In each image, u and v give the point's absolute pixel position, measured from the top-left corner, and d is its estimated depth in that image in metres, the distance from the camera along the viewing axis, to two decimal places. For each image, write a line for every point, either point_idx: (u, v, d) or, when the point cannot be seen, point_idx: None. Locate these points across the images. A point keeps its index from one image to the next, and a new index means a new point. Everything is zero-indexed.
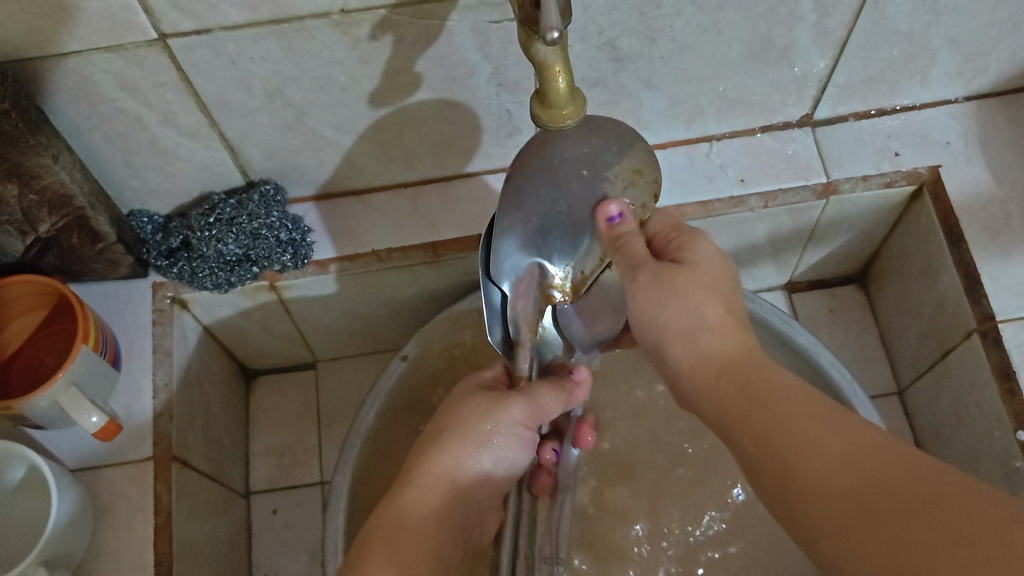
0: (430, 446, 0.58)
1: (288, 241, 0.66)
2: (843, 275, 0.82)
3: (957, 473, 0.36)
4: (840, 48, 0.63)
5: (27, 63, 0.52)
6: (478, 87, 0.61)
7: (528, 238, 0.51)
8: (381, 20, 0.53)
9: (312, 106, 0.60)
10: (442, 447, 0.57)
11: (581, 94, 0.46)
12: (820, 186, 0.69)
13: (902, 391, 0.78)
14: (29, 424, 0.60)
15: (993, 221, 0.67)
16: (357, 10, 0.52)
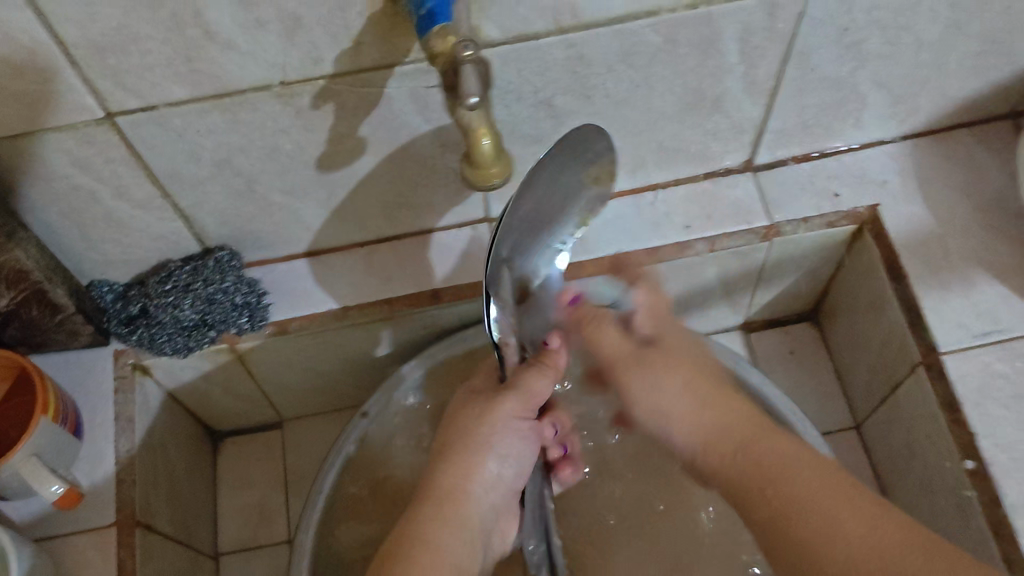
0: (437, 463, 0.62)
1: (244, 304, 0.68)
2: (797, 313, 0.84)
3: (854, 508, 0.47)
4: (770, 97, 0.66)
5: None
6: (422, 150, 0.63)
7: (519, 236, 0.57)
8: (320, 89, 0.55)
9: (262, 175, 0.62)
10: (448, 463, 0.61)
11: (507, 156, 0.48)
12: (764, 229, 0.71)
13: (857, 425, 0.79)
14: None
15: (932, 256, 0.69)
16: (296, 81, 0.55)
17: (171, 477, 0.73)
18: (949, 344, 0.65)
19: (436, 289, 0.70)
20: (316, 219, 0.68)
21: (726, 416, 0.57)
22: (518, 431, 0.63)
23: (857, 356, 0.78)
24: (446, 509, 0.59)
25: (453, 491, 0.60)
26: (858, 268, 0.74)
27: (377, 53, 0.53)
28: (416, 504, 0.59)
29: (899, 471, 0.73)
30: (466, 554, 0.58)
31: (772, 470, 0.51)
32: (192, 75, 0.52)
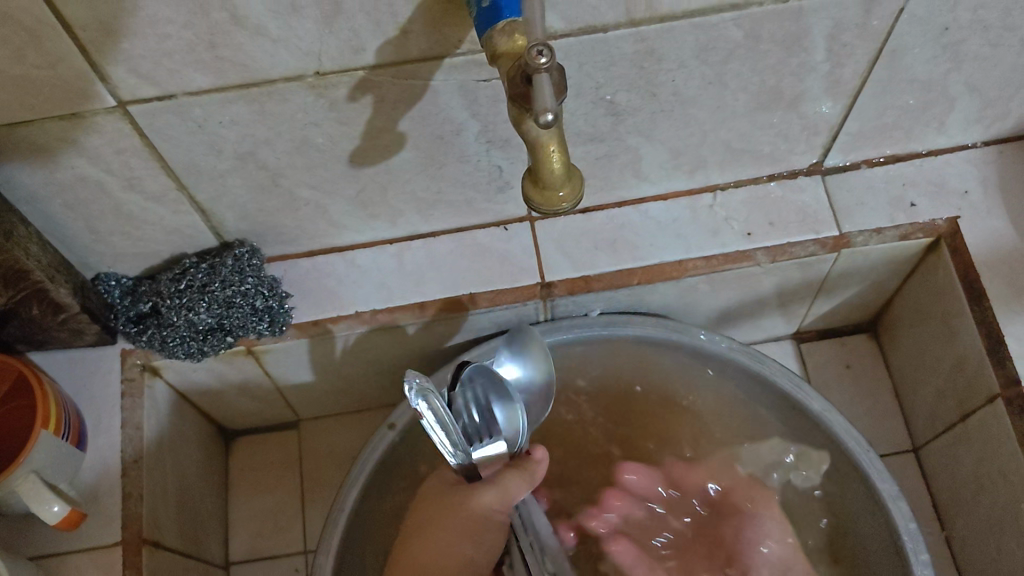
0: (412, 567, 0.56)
1: (265, 308, 0.61)
2: (871, 80, 0.58)
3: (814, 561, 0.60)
4: (631, 22, 0.49)
5: None
6: (807, 95, 0.58)
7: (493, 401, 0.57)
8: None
9: (728, 125, 0.60)
10: None
11: (577, 175, 0.42)
12: (610, 201, 0.67)
13: (937, 504, 0.71)
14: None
15: (726, 147, 0.63)
16: (18, 152, 0.50)
17: (82, 498, 0.60)
18: (696, 252, 0.65)
19: (472, 293, 0.65)
20: (371, 229, 0.65)
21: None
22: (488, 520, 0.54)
23: (971, 535, 0.67)
24: None
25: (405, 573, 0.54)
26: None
27: (45, 63, 0.44)
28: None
29: (889, 108, 0.61)
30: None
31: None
32: (216, 61, 0.46)
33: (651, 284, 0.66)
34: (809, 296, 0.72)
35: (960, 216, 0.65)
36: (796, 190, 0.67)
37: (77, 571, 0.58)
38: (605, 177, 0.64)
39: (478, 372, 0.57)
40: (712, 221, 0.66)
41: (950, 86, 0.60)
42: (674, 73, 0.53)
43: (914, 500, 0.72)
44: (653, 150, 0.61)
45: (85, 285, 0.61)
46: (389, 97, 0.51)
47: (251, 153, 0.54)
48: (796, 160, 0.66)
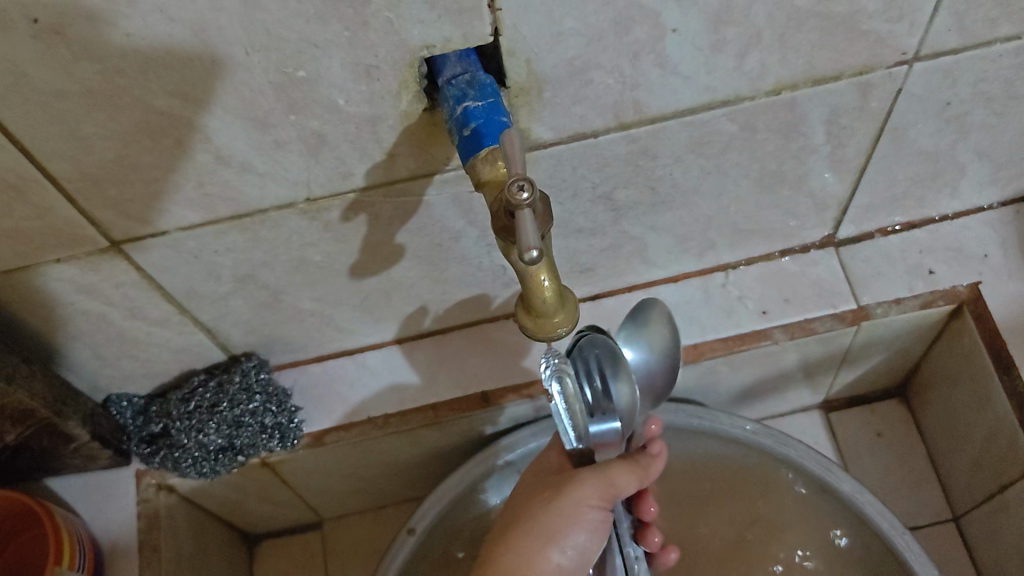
0: (497, 547, 0.53)
1: (274, 425, 0.61)
2: (876, 156, 0.56)
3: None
4: (622, 126, 0.48)
5: None
6: (811, 175, 0.57)
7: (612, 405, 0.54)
8: (861, 81, 0.49)
9: (732, 208, 0.59)
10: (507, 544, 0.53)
11: (572, 298, 0.41)
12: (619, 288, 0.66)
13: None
14: None
15: (733, 228, 0.61)
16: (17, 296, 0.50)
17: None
18: (711, 335, 0.64)
19: (485, 392, 0.64)
20: (379, 332, 0.64)
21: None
22: (593, 518, 0.53)
23: None
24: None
25: (516, 565, 0.51)
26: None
27: (35, 214, 0.44)
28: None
29: (898, 179, 0.60)
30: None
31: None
32: (206, 198, 0.46)
33: None
34: (833, 369, 0.70)
35: (980, 281, 0.63)
36: (809, 264, 0.65)
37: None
38: (612, 265, 0.63)
39: (592, 340, 0.50)
40: (726, 300, 0.65)
41: (959, 154, 0.58)
42: (671, 166, 0.52)
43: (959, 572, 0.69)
44: (658, 237, 0.60)
45: (97, 410, 0.60)
46: (383, 214, 0.51)
47: (250, 275, 0.54)
48: (806, 234, 0.64)
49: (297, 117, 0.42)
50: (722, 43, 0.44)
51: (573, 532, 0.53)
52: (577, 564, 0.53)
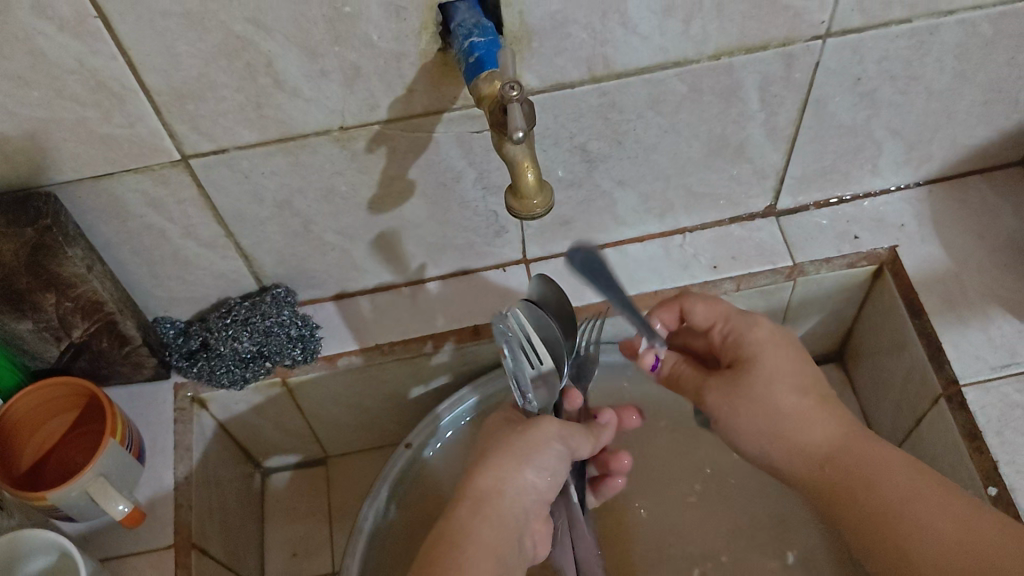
0: (479, 464, 0.59)
1: (298, 336, 0.72)
2: (805, 127, 0.69)
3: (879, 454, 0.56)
4: (594, 80, 0.61)
5: (35, 361, 0.68)
6: (750, 142, 0.69)
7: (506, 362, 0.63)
8: (784, 52, 0.61)
9: (687, 170, 0.71)
10: (490, 462, 0.59)
11: (548, 188, 0.52)
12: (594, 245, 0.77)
13: None
14: (58, 482, 0.67)
15: (688, 191, 0.73)
16: (98, 204, 0.62)
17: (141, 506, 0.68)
18: (670, 282, 0.75)
19: (477, 325, 0.75)
20: (387, 273, 0.75)
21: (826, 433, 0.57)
22: (555, 450, 0.60)
23: None
24: (492, 514, 0.57)
25: (489, 489, 0.57)
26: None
27: (126, 123, 0.56)
28: (432, 543, 0.55)
29: (825, 152, 0.72)
30: (506, 549, 0.56)
31: (873, 488, 0.54)
32: (261, 119, 0.58)
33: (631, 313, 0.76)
34: (776, 326, 0.82)
35: (898, 245, 0.75)
36: (754, 229, 0.77)
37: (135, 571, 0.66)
38: (587, 220, 0.74)
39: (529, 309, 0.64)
40: (683, 256, 0.77)
41: (873, 131, 0.71)
42: (635, 122, 0.65)
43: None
44: (625, 194, 0.72)
45: (146, 323, 0.71)
46: (399, 148, 0.63)
47: (287, 200, 0.65)
48: (752, 203, 0.76)
49: (339, 49, 0.54)
50: (672, 9, 0.56)
51: (545, 456, 0.60)
52: (549, 484, 0.60)
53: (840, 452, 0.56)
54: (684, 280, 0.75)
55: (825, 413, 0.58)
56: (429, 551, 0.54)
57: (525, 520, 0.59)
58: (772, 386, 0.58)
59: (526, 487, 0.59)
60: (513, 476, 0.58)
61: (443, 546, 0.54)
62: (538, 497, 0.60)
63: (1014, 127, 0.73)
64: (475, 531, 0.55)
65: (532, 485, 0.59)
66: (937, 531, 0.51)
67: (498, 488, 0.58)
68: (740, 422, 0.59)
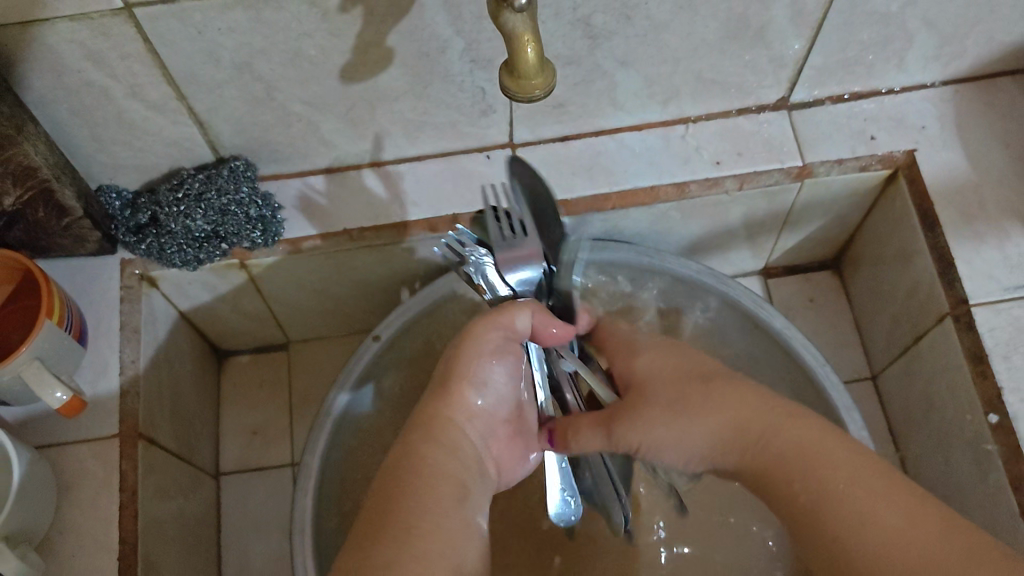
0: (436, 392, 0.56)
1: (258, 217, 0.65)
2: (835, 13, 0.61)
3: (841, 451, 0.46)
4: None
5: None
6: (772, 26, 0.62)
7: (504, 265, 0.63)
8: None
9: (698, 54, 0.64)
10: (444, 390, 0.55)
11: (550, 67, 0.45)
12: (587, 132, 0.71)
13: (895, 428, 0.75)
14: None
15: (698, 77, 0.66)
16: (28, 55, 0.54)
17: (83, 390, 0.63)
18: (668, 177, 0.69)
19: (456, 214, 0.68)
20: (359, 150, 0.68)
21: (738, 411, 0.51)
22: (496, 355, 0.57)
23: (924, 452, 0.71)
24: (446, 433, 0.54)
25: (437, 415, 0.54)
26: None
27: None
28: (387, 473, 0.50)
29: (852, 43, 0.65)
30: (463, 471, 0.52)
31: (801, 454, 0.47)
32: None
33: (623, 209, 0.70)
34: (775, 230, 0.77)
35: (916, 149, 0.69)
36: (763, 125, 0.71)
37: (78, 461, 0.61)
38: (583, 104, 0.67)
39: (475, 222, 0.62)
40: (684, 149, 0.70)
41: (907, 21, 0.63)
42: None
43: (872, 424, 0.77)
44: (628, 77, 0.65)
45: (89, 192, 0.64)
46: (378, 10, 0.54)
47: (248, 62, 0.57)
48: (764, 94, 0.70)
49: None
50: None
51: (486, 370, 0.57)
52: (497, 400, 0.58)
53: (765, 427, 0.49)
54: (684, 176, 0.69)
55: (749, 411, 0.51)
56: (387, 477, 0.49)
57: (478, 446, 0.56)
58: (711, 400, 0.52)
59: (476, 410, 0.56)
60: (464, 399, 0.56)
61: (400, 473, 0.49)
62: (490, 418, 0.58)
63: None
64: (430, 454, 0.51)
65: (480, 408, 0.57)
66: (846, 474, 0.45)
67: (445, 413, 0.55)
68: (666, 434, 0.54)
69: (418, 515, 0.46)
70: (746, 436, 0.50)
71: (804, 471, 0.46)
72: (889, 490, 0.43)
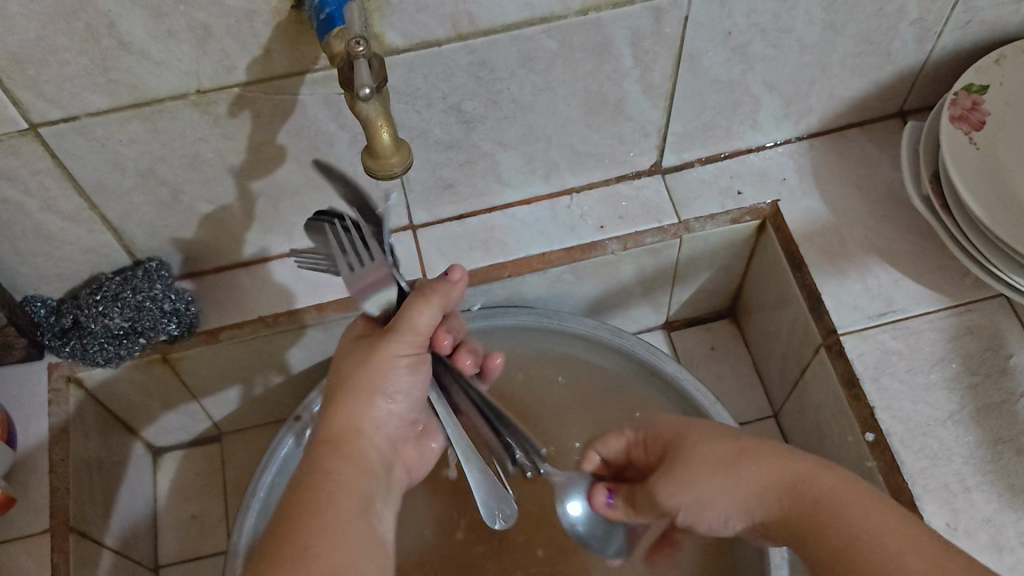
0: (332, 405, 0.54)
1: (172, 311, 0.69)
2: (683, 82, 0.69)
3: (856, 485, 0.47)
4: (460, 39, 0.59)
5: None
6: (628, 100, 0.69)
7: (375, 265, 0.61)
8: (650, 6, 0.61)
9: (566, 129, 0.71)
10: (343, 400, 0.54)
11: (406, 146, 0.51)
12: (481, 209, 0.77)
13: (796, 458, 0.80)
14: None
15: (574, 151, 0.73)
16: None
17: (15, 489, 0.66)
18: (558, 243, 0.75)
19: None
20: (269, 243, 0.74)
21: (768, 472, 0.49)
22: (406, 364, 0.57)
23: None
24: (354, 447, 0.53)
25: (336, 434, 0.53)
26: (905, 355, 0.68)
27: None
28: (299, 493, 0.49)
29: (705, 109, 0.72)
30: (373, 485, 0.53)
31: (821, 499, 0.47)
32: (111, 84, 0.56)
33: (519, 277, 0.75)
34: (669, 284, 0.82)
35: (779, 200, 0.76)
36: (640, 190, 0.77)
37: (10, 557, 0.64)
38: (471, 185, 0.74)
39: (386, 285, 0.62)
40: (571, 216, 0.76)
41: (750, 85, 0.71)
42: (508, 81, 0.64)
43: None
44: (507, 155, 0.71)
45: (13, 303, 0.68)
46: (263, 112, 0.61)
47: (151, 169, 0.63)
48: (637, 162, 0.76)
49: (184, 8, 0.52)
50: None
51: (392, 379, 0.56)
52: (405, 405, 0.57)
53: (798, 475, 0.48)
54: (572, 242, 0.75)
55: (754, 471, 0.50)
56: (286, 506, 0.49)
57: (388, 452, 0.56)
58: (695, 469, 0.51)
59: (385, 417, 0.56)
60: (365, 414, 0.55)
61: (302, 498, 0.49)
62: (398, 423, 0.57)
63: (887, 78, 0.74)
64: (338, 472, 0.51)
65: (390, 413, 0.56)
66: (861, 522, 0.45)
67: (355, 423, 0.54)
68: (714, 516, 0.51)
69: (318, 538, 0.47)
70: (789, 496, 0.48)
71: (836, 508, 0.46)
72: (900, 526, 0.44)
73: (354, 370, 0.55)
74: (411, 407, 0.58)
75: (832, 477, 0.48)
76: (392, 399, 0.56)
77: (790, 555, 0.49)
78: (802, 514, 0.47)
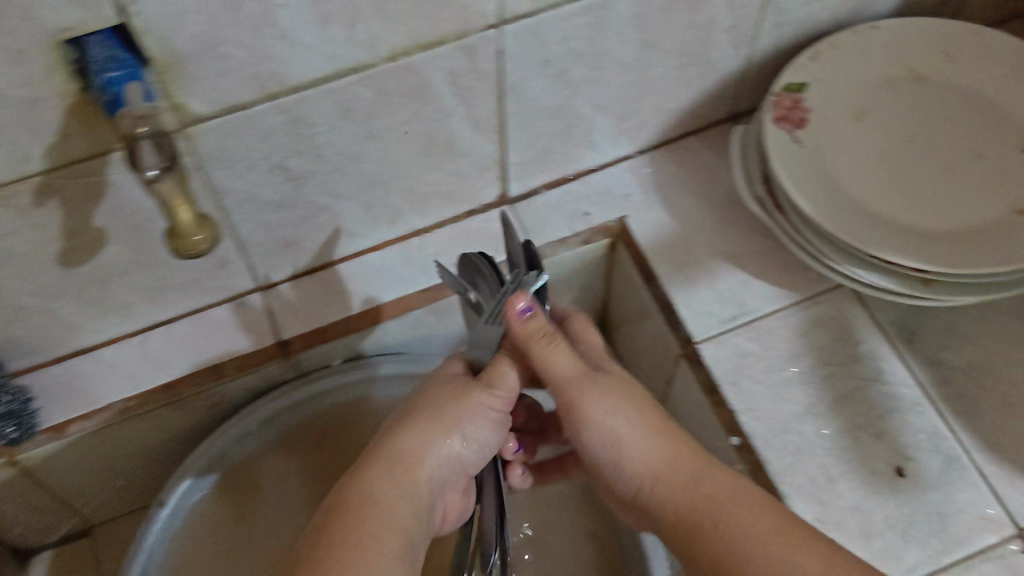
0: (365, 474, 0.54)
1: (8, 413, 0.65)
2: (511, 113, 0.69)
3: (800, 533, 0.50)
4: (270, 98, 0.58)
5: None
6: (458, 137, 0.69)
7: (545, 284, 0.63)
8: (462, 45, 0.61)
9: (402, 173, 0.70)
10: (379, 471, 0.54)
11: (210, 223, 0.51)
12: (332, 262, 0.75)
13: None
14: None
15: (416, 193, 0.72)
16: None
17: None
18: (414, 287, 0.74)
19: (216, 365, 0.71)
20: (109, 326, 0.71)
21: (716, 492, 0.53)
22: (490, 419, 0.59)
23: None
24: (353, 534, 0.50)
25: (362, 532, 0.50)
26: (761, 355, 0.69)
27: None
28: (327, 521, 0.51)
29: (539, 136, 0.72)
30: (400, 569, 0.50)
31: (733, 533, 0.51)
32: None
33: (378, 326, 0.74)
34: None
35: (626, 216, 0.76)
36: (490, 222, 0.77)
37: None
38: (314, 239, 0.72)
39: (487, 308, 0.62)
40: (423, 256, 0.75)
41: (579, 107, 0.71)
42: (328, 134, 0.63)
43: None
44: (347, 208, 0.70)
45: None
46: (73, 196, 0.58)
47: None
48: (483, 194, 0.76)
49: None
50: (329, 17, 0.54)
51: (474, 424, 0.58)
52: (474, 454, 0.59)
53: (727, 509, 0.52)
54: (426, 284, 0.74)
55: (723, 479, 0.54)
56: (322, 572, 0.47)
57: (438, 487, 0.57)
58: (611, 434, 0.58)
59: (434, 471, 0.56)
60: (425, 462, 0.56)
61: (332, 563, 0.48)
62: (461, 466, 0.59)
63: (712, 85, 0.75)
64: (365, 546, 0.49)
65: (452, 453, 0.58)
66: (761, 552, 0.49)
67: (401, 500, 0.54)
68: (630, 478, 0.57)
69: None
70: (712, 511, 0.53)
71: (743, 556, 0.50)
72: (796, 553, 0.49)
73: (388, 462, 0.55)
74: (481, 456, 0.60)
75: (779, 535, 0.50)
76: (474, 444, 0.59)
77: (673, 543, 0.55)
78: (688, 523, 0.54)
